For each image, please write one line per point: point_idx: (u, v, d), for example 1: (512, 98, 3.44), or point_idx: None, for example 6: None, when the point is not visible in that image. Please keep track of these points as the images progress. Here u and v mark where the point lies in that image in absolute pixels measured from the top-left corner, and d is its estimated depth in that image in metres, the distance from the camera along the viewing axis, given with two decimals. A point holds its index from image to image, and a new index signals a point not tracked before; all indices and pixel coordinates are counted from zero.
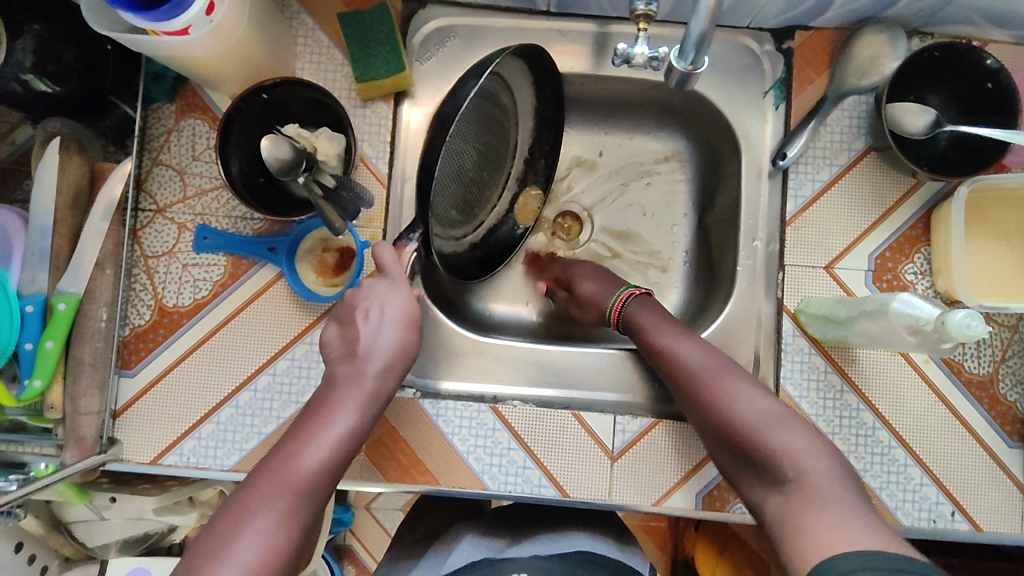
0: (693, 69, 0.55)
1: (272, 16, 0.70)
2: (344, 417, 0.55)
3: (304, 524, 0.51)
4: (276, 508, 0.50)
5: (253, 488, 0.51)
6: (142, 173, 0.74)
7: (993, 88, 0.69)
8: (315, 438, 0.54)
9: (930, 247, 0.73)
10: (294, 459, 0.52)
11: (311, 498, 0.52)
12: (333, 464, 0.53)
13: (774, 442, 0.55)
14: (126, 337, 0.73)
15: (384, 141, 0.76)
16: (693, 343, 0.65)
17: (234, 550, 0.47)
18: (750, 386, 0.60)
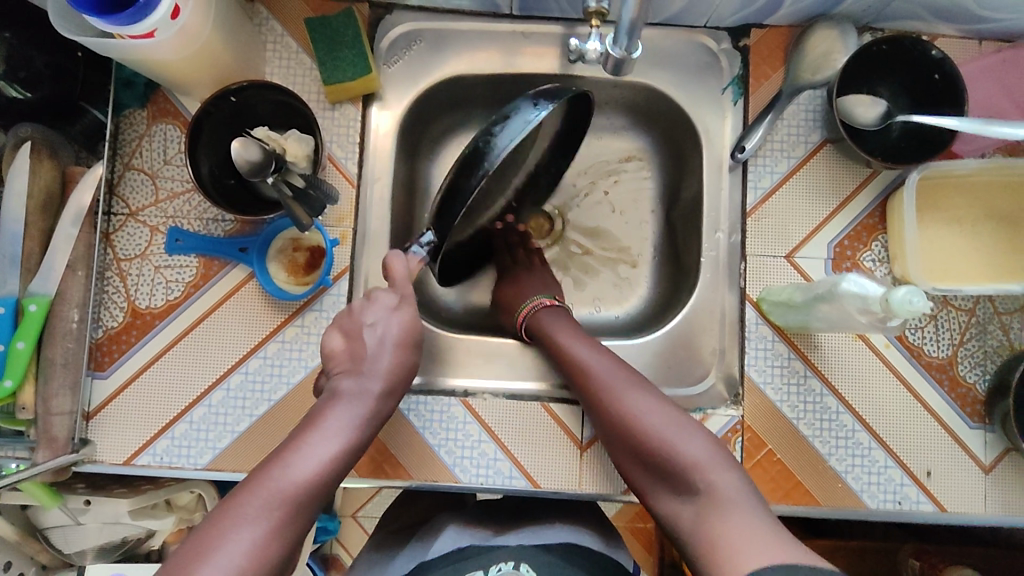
0: (628, 54, 0.57)
1: (240, 22, 0.72)
2: (337, 434, 0.57)
3: (290, 539, 0.50)
4: (264, 520, 0.49)
5: (240, 500, 0.50)
6: (114, 178, 0.75)
7: (940, 79, 0.72)
8: (308, 452, 0.54)
9: (887, 235, 0.75)
10: (287, 471, 0.52)
11: (301, 513, 0.52)
12: (325, 480, 0.54)
13: (673, 448, 0.59)
14: (99, 339, 0.74)
15: (353, 142, 0.78)
16: (596, 353, 0.69)
17: (216, 559, 0.46)
18: (647, 395, 0.64)
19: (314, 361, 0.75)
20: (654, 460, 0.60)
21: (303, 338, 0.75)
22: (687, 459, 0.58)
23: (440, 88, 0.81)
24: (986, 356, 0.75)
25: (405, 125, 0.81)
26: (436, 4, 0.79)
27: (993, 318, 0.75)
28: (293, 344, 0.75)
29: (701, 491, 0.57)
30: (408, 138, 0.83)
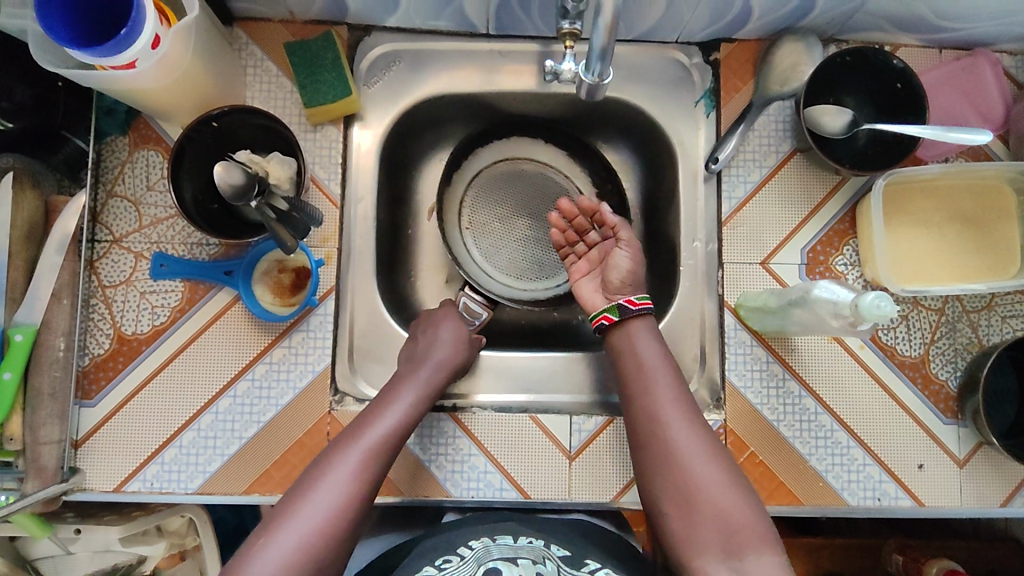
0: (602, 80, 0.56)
1: (220, 49, 0.72)
2: (398, 413, 0.67)
3: (368, 493, 0.61)
4: (346, 475, 0.61)
5: (337, 446, 0.63)
6: (97, 206, 0.75)
7: (903, 87, 0.74)
8: (380, 425, 0.65)
9: (857, 239, 0.78)
10: (367, 440, 0.63)
11: (376, 470, 0.63)
12: (394, 443, 0.65)
13: (730, 514, 0.60)
14: (86, 367, 0.74)
15: (335, 163, 0.78)
16: (673, 387, 0.68)
17: (316, 495, 0.59)
18: (713, 451, 0.64)
19: (303, 382, 0.75)
20: (702, 516, 0.60)
21: (291, 359, 0.75)
22: (742, 526, 0.59)
23: (420, 107, 0.83)
24: (956, 354, 0.78)
25: (387, 144, 0.82)
26: (414, 25, 0.80)
27: (962, 317, 0.78)
28: (281, 365, 0.75)
29: (741, 560, 0.57)
30: (391, 157, 0.84)
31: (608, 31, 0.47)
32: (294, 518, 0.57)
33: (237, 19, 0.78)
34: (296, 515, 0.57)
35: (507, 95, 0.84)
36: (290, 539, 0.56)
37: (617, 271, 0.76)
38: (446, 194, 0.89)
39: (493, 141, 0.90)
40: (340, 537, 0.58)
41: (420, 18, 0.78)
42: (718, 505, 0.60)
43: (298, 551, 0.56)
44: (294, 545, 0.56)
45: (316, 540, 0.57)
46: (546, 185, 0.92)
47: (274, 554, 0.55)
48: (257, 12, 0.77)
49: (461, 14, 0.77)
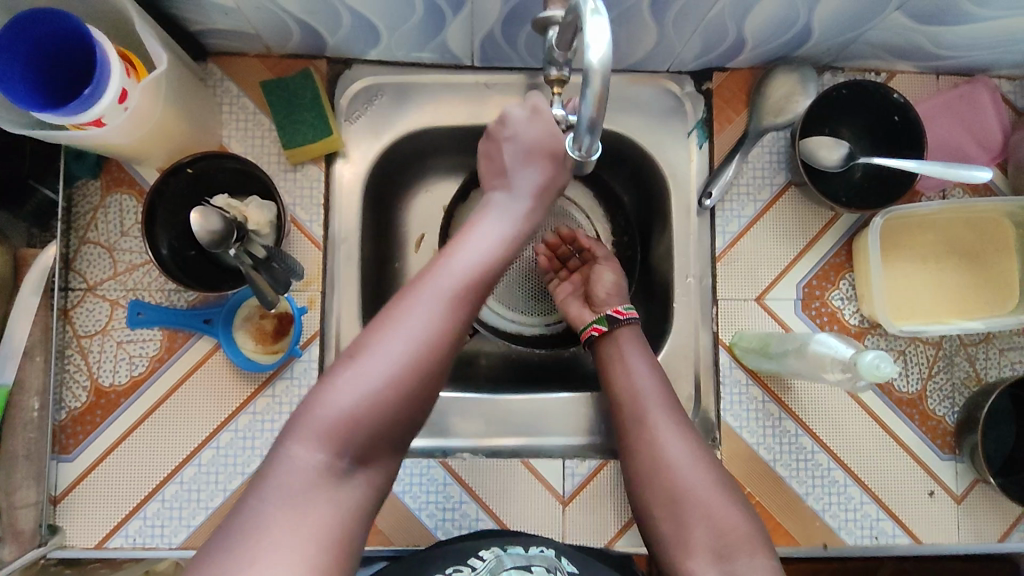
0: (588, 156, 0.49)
1: (194, 90, 0.69)
2: (489, 242, 0.58)
3: (458, 331, 0.52)
4: (432, 315, 0.51)
5: (419, 282, 0.53)
6: (69, 253, 0.73)
7: (901, 121, 0.72)
8: (477, 243, 0.57)
9: (854, 274, 0.76)
10: (464, 258, 0.55)
11: (474, 291, 0.54)
12: (508, 247, 0.59)
13: (718, 514, 0.58)
14: (62, 421, 0.72)
15: (317, 204, 0.76)
16: (656, 386, 0.66)
17: (403, 327, 0.50)
18: (697, 451, 0.62)
19: None
20: (690, 516, 0.58)
21: (276, 409, 0.73)
22: (733, 527, 0.57)
23: (404, 141, 0.80)
24: (954, 389, 0.76)
25: (370, 180, 0.79)
26: (397, 57, 0.77)
27: (959, 350, 0.77)
28: (265, 415, 0.73)
29: (733, 563, 0.55)
30: (375, 193, 0.81)
31: (597, 102, 0.43)
32: (387, 331, 0.50)
33: (211, 54, 0.75)
34: (376, 353, 0.49)
35: None
36: (396, 346, 0.49)
37: (604, 284, 0.78)
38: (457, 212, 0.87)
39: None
40: (434, 370, 0.50)
41: (402, 50, 0.75)
42: (706, 504, 0.58)
43: (390, 379, 0.49)
44: (380, 376, 0.48)
45: (411, 358, 0.49)
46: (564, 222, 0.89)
47: (367, 380, 0.48)
48: (232, 48, 0.74)
49: (445, 47, 0.74)
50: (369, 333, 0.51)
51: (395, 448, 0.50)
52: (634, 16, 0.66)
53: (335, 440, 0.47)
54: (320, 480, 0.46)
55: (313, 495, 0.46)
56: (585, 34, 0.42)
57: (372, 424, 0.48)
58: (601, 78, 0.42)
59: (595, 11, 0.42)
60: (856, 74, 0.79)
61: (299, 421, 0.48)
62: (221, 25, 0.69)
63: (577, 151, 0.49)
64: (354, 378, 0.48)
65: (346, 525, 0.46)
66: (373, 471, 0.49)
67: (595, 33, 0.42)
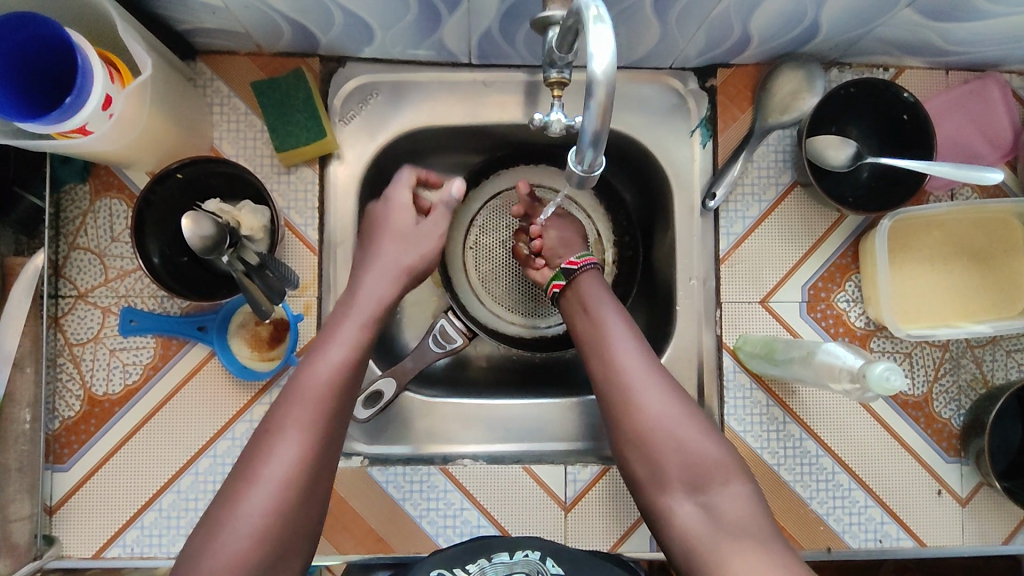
0: (591, 171, 0.47)
1: (181, 92, 0.67)
2: (341, 349, 0.60)
3: (318, 455, 0.56)
4: (288, 455, 0.54)
5: (273, 420, 0.56)
6: (59, 259, 0.71)
7: (909, 120, 0.70)
8: (326, 358, 0.59)
9: (860, 275, 0.75)
10: (310, 382, 0.58)
11: (326, 419, 0.57)
12: (356, 359, 0.61)
13: (687, 445, 0.59)
14: (56, 430, 0.71)
15: (312, 207, 0.74)
16: (620, 322, 0.66)
17: (262, 470, 0.54)
18: (666, 386, 0.62)
19: None
20: (663, 452, 0.59)
21: None
22: (704, 459, 0.59)
23: (400, 141, 0.78)
24: (960, 391, 0.75)
25: (366, 181, 0.77)
26: (392, 55, 0.75)
27: (966, 352, 0.76)
28: None
29: (709, 495, 0.57)
30: (371, 195, 0.79)
31: (601, 114, 0.41)
32: (243, 493, 0.53)
33: (200, 53, 0.73)
34: (235, 516, 0.52)
35: (492, 126, 0.79)
36: (258, 498, 0.52)
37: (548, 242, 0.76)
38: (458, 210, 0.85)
39: (519, 165, 0.86)
40: (299, 503, 0.54)
41: (398, 48, 0.73)
42: (678, 439, 0.59)
43: (250, 539, 0.51)
44: (246, 536, 0.51)
45: (269, 510, 0.52)
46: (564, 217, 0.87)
47: (230, 543, 0.51)
48: (222, 47, 0.71)
49: (441, 45, 0.72)
50: (226, 501, 0.53)
51: None
52: (635, 13, 0.64)
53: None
54: None
55: None
56: (588, 42, 0.40)
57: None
58: (606, 89, 0.40)
59: (598, 18, 0.40)
60: (864, 70, 0.77)
61: None
62: (208, 25, 0.66)
63: (578, 163, 0.46)
64: (213, 547, 0.51)
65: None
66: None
67: (599, 40, 0.40)
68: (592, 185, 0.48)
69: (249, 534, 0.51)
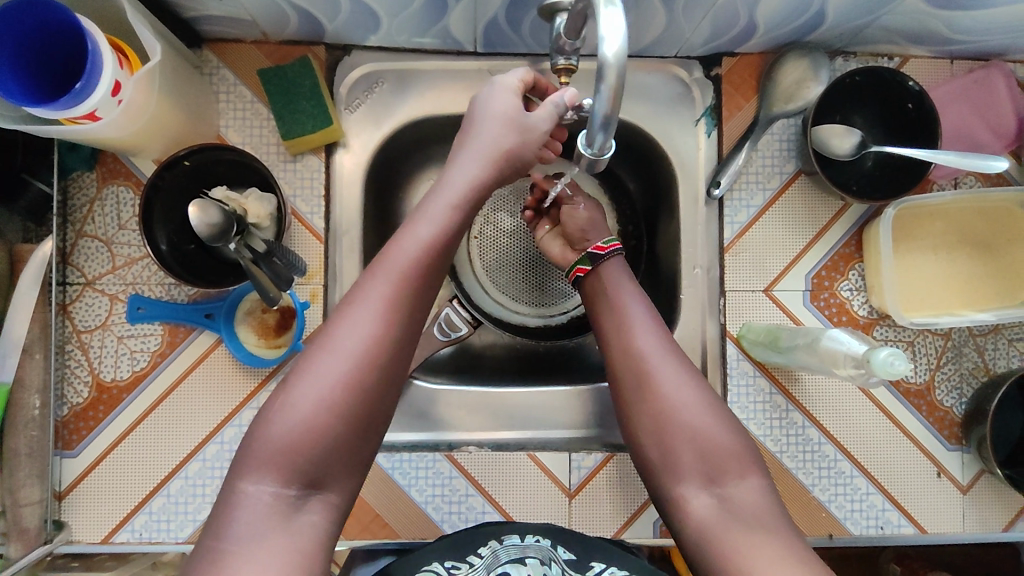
0: (600, 155, 0.47)
1: (188, 79, 0.67)
2: (432, 224, 0.55)
3: (400, 333, 0.52)
4: (368, 325, 0.51)
5: (358, 289, 0.53)
6: (66, 247, 0.71)
7: (914, 109, 0.70)
8: (414, 232, 0.55)
9: (863, 264, 0.75)
10: (401, 253, 0.53)
11: (411, 296, 0.53)
12: (449, 231, 0.56)
13: (707, 433, 0.58)
14: (65, 417, 0.71)
15: (318, 196, 0.75)
16: (644, 313, 0.66)
17: (340, 342, 0.51)
18: (685, 375, 0.61)
19: None
20: (676, 440, 0.59)
21: None
22: (722, 449, 0.58)
23: (406, 130, 0.78)
24: (962, 380, 0.76)
25: (371, 170, 0.78)
26: (397, 43, 0.75)
27: (968, 341, 0.76)
28: None
29: (722, 486, 0.57)
30: (377, 184, 0.80)
31: (612, 97, 0.42)
32: (320, 358, 0.50)
33: (207, 40, 0.73)
34: (305, 385, 0.50)
35: None
36: (335, 367, 0.50)
37: (576, 221, 0.74)
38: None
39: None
40: (380, 378, 0.51)
41: (404, 36, 0.73)
42: (692, 427, 0.59)
43: (321, 407, 0.49)
44: (315, 406, 0.49)
45: (347, 382, 0.50)
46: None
47: (304, 408, 0.49)
48: (229, 34, 0.72)
49: (447, 33, 0.72)
50: (306, 360, 0.51)
51: (353, 464, 0.51)
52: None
53: (280, 468, 0.48)
54: (273, 510, 0.47)
55: (268, 524, 0.47)
56: (598, 25, 0.40)
57: (317, 451, 0.49)
58: (617, 72, 0.40)
59: (609, 1, 0.40)
60: (868, 59, 0.77)
61: (251, 450, 0.49)
62: (215, 11, 0.66)
63: (588, 147, 0.46)
64: (287, 412, 0.49)
65: (311, 550, 0.47)
66: (332, 491, 0.50)
67: (610, 23, 0.40)
68: (600, 169, 0.48)
69: (320, 402, 0.49)
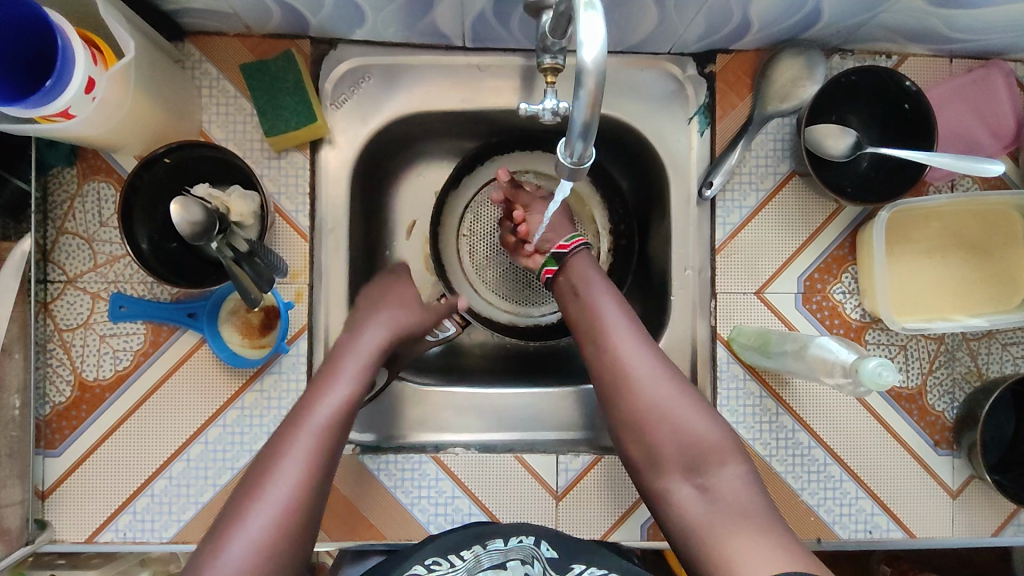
0: (581, 165, 0.45)
1: (168, 75, 0.66)
2: (349, 380, 0.63)
3: (322, 478, 0.57)
4: (293, 473, 0.55)
5: (280, 440, 0.58)
6: (47, 244, 0.70)
7: (910, 109, 0.69)
8: (335, 392, 0.61)
9: (856, 267, 0.74)
10: (318, 413, 0.59)
11: (330, 449, 0.58)
12: (356, 400, 0.62)
13: (685, 429, 0.60)
14: (47, 416, 0.71)
15: (303, 193, 0.73)
16: (615, 303, 0.66)
17: (269, 487, 0.54)
18: (662, 368, 0.62)
19: (276, 427, 0.72)
20: (657, 435, 0.60)
21: (264, 404, 0.72)
22: (701, 439, 0.60)
23: (393, 126, 0.77)
24: (954, 384, 0.75)
25: (358, 167, 0.77)
26: (384, 38, 0.73)
27: (961, 345, 0.75)
28: (253, 411, 0.72)
29: (706, 475, 0.58)
30: (363, 181, 0.78)
31: (591, 103, 0.40)
32: (250, 508, 0.53)
33: (188, 33, 0.71)
34: (238, 530, 0.52)
35: (488, 113, 0.78)
36: (263, 516, 0.53)
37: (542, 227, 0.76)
38: (450, 195, 0.84)
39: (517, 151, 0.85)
40: (305, 517, 0.55)
41: (390, 30, 0.71)
42: (674, 422, 0.60)
43: (262, 540, 0.52)
44: (244, 552, 0.51)
45: (275, 527, 0.53)
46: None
47: (246, 536, 0.52)
48: (211, 27, 0.70)
49: (434, 27, 0.70)
50: (231, 516, 0.54)
51: None
52: None
53: None
54: None
55: None
56: (578, 29, 0.39)
57: None
58: (597, 78, 0.39)
59: (589, 4, 0.39)
60: (866, 57, 0.75)
61: None
62: (195, 4, 0.64)
63: (568, 156, 0.44)
64: (229, 542, 0.52)
65: None
66: None
67: (590, 28, 0.38)
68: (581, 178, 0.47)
69: (251, 551, 0.51)
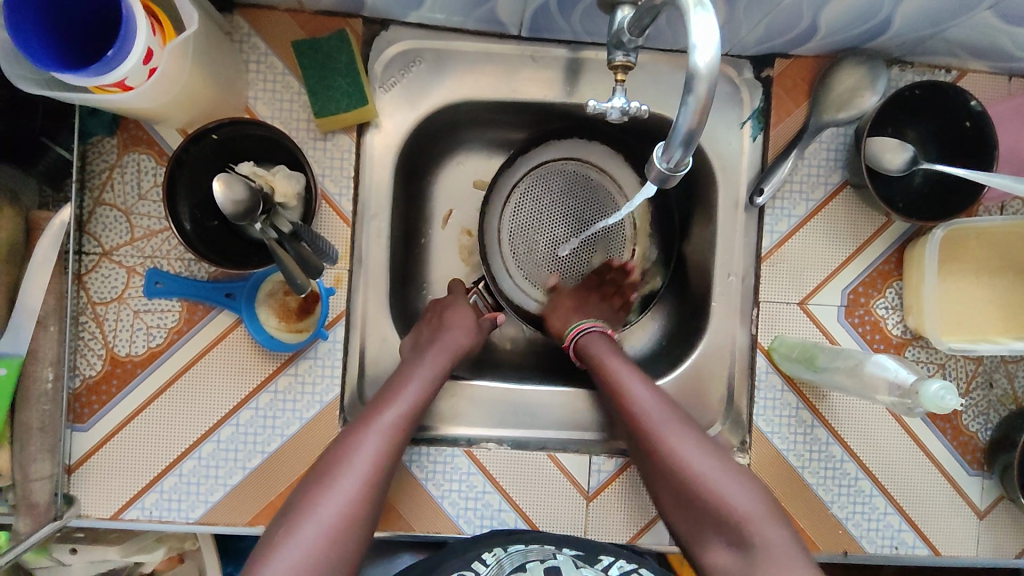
0: (674, 171, 0.45)
1: (219, 47, 0.64)
2: (404, 402, 0.63)
3: (373, 501, 0.57)
4: (347, 493, 0.56)
5: (333, 458, 0.58)
6: (84, 215, 0.69)
7: (971, 126, 0.68)
8: (387, 415, 0.62)
9: (902, 282, 0.74)
10: (371, 436, 0.60)
11: (381, 478, 0.58)
12: (408, 426, 0.62)
13: (729, 505, 0.59)
14: (77, 389, 0.69)
15: (347, 176, 0.71)
16: (641, 382, 0.68)
17: (321, 505, 0.55)
18: (697, 435, 0.64)
19: (310, 413, 0.71)
20: (701, 514, 0.61)
21: (298, 389, 0.71)
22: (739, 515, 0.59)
23: (441, 112, 0.75)
24: (989, 406, 0.75)
25: (402, 153, 0.75)
26: (437, 22, 0.71)
27: (999, 367, 0.75)
28: (286, 395, 0.71)
29: (740, 534, 0.58)
30: (406, 166, 0.77)
31: (698, 111, 0.40)
32: (302, 522, 0.54)
33: (238, 5, 0.69)
34: (290, 541, 0.53)
35: (535, 105, 0.77)
36: (314, 532, 0.53)
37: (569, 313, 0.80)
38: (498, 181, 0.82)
39: (574, 139, 0.83)
40: (351, 541, 0.55)
41: (445, 14, 0.69)
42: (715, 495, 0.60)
43: (312, 556, 0.52)
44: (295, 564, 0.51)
45: (322, 547, 0.53)
46: (602, 201, 0.84)
47: (297, 550, 0.52)
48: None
49: (492, 15, 0.68)
50: (283, 526, 0.54)
51: None
52: None
53: None
54: None
55: None
56: (690, 32, 0.39)
57: None
58: (707, 85, 0.39)
59: (699, 5, 0.39)
60: (925, 71, 0.74)
61: None
62: None
63: (663, 163, 0.44)
64: (277, 553, 0.52)
65: None
66: None
67: (703, 31, 0.38)
68: (671, 185, 0.47)
69: (300, 565, 0.51)
